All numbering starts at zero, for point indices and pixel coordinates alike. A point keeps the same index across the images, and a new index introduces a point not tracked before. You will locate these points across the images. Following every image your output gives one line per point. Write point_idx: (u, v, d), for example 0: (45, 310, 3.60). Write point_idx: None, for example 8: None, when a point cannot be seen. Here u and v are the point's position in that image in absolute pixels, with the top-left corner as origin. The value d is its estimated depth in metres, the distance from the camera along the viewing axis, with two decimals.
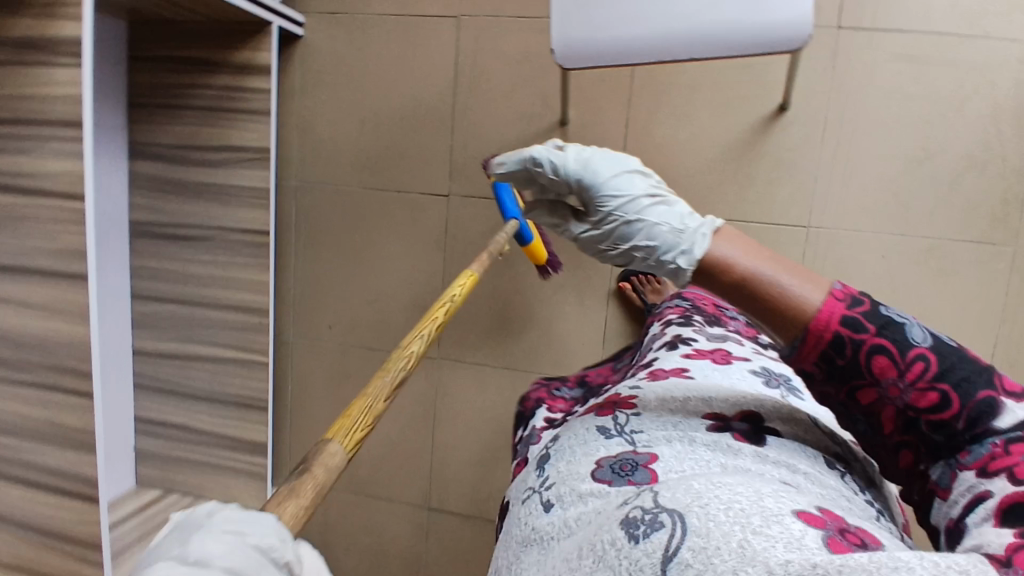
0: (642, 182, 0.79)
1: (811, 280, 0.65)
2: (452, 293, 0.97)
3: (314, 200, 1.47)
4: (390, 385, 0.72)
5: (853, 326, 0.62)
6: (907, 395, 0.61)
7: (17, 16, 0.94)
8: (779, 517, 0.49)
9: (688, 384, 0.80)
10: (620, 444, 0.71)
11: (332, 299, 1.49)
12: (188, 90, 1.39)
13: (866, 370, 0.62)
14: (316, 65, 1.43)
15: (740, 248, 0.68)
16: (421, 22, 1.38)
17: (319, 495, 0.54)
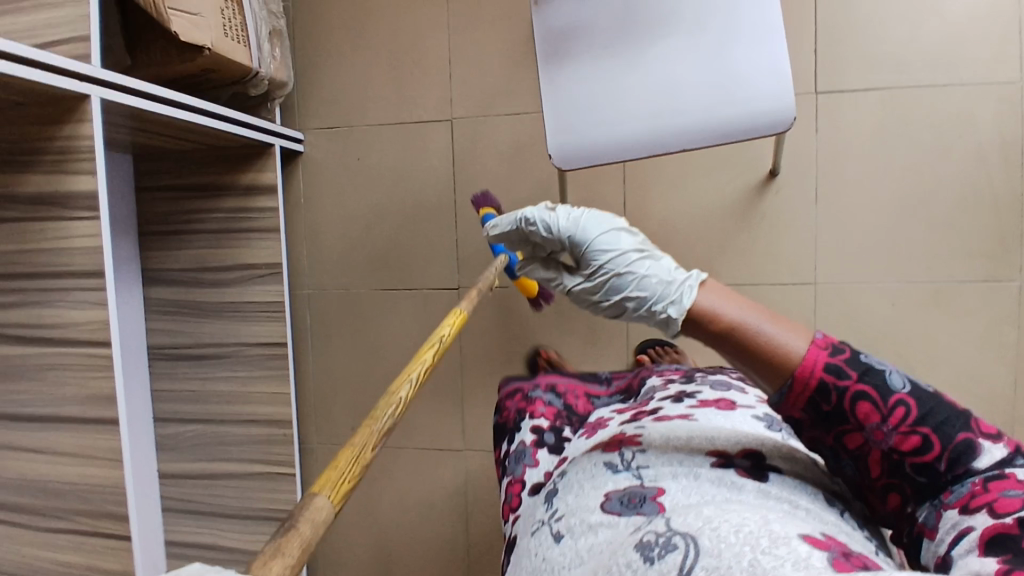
0: (629, 239, 0.82)
1: (796, 329, 0.68)
2: (442, 333, 0.90)
3: (326, 306, 1.50)
4: (379, 433, 0.68)
5: (837, 372, 0.64)
6: (891, 440, 0.62)
7: (33, 176, 0.98)
8: (787, 539, 0.54)
9: (690, 426, 0.83)
10: (628, 478, 0.74)
11: (352, 401, 1.50)
12: (196, 214, 1.41)
13: (852, 416, 0.64)
14: (318, 177, 1.48)
15: (725, 299, 0.72)
16: (415, 127, 1.44)
17: (305, 552, 0.51)
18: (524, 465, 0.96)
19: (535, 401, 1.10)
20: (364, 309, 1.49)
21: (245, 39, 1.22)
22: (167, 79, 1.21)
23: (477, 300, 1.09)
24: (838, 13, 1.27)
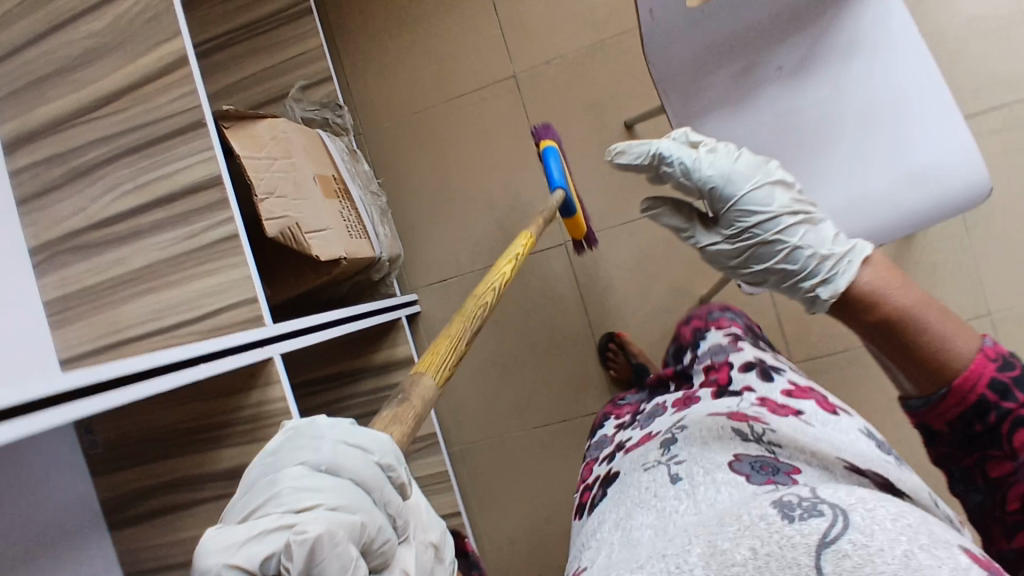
0: (783, 195, 0.85)
1: (963, 326, 0.72)
2: (516, 251, 0.99)
3: (483, 457, 1.44)
4: (469, 332, 0.82)
5: (1008, 398, 0.68)
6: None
7: (226, 448, 0.93)
8: (947, 546, 0.52)
9: (813, 429, 0.83)
10: (759, 450, 0.77)
11: (536, 549, 1.41)
12: (337, 404, 1.35)
13: (1009, 443, 0.69)
14: (442, 332, 1.41)
15: (889, 288, 0.75)
16: (530, 258, 1.38)
17: (418, 420, 0.66)
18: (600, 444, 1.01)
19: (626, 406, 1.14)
20: (521, 452, 1.42)
21: (364, 230, 1.19)
22: (299, 296, 1.18)
23: (540, 229, 1.12)
24: (939, 46, 1.24)
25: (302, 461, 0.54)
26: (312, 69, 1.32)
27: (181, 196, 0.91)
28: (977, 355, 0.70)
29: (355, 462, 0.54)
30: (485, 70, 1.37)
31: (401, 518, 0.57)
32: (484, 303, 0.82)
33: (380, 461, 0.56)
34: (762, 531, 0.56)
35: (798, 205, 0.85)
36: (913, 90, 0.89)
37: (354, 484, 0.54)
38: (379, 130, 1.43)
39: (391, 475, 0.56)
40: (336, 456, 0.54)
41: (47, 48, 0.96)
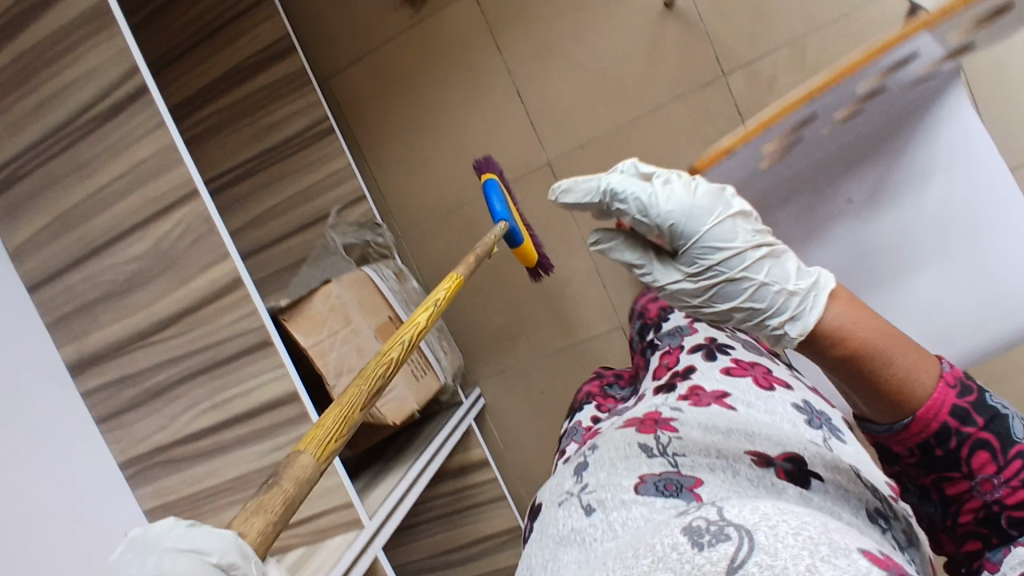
0: (745, 226, 0.68)
1: (925, 355, 0.67)
2: (436, 295, 0.85)
3: None
4: (370, 392, 0.66)
5: (966, 416, 0.65)
6: (998, 491, 0.64)
7: None
8: (845, 550, 0.46)
9: (732, 415, 0.76)
10: (663, 463, 0.68)
11: None
12: (421, 505, 1.39)
13: (966, 462, 0.65)
14: (510, 418, 1.43)
15: (853, 320, 0.66)
16: (588, 340, 1.36)
17: (289, 508, 0.51)
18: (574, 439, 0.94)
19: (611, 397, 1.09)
20: None
21: (428, 364, 1.18)
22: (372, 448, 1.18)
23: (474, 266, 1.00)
24: None
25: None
26: (344, 189, 1.30)
27: (261, 411, 0.92)
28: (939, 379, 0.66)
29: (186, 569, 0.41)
30: (515, 157, 1.32)
31: None
32: (390, 356, 0.68)
33: (222, 563, 0.42)
34: (674, 562, 0.48)
35: (760, 236, 0.69)
36: (997, 197, 0.82)
37: None
38: (414, 228, 1.38)
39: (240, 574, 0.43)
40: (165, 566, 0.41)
41: (88, 273, 0.94)
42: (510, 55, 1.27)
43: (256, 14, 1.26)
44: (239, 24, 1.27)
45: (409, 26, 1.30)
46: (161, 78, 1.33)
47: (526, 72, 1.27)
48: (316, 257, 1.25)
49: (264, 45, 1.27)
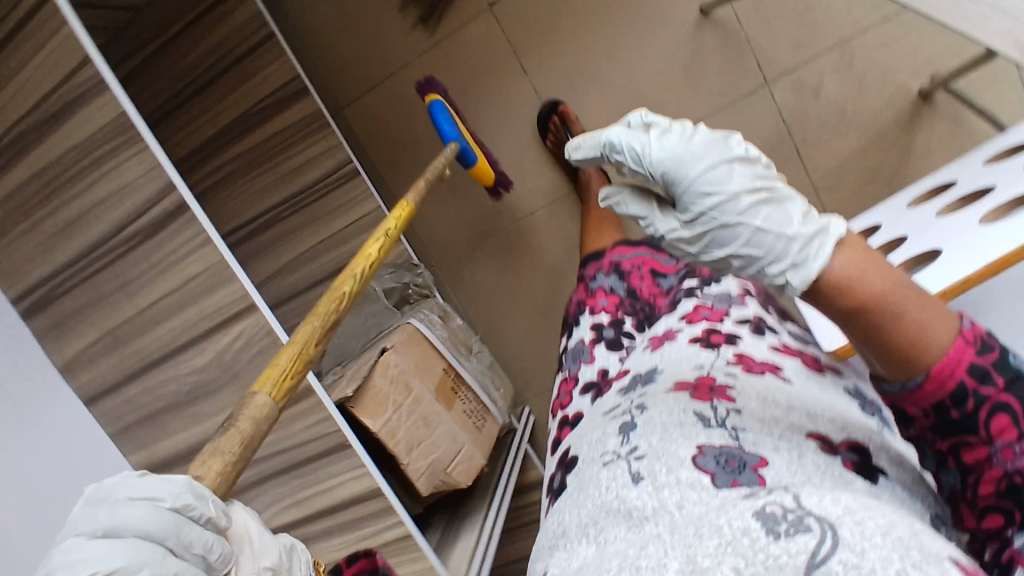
0: (746, 169, 0.62)
1: (946, 310, 0.54)
2: (385, 228, 0.84)
3: None
4: (324, 329, 0.67)
5: (987, 372, 0.51)
6: (1020, 462, 0.50)
7: None
8: (937, 558, 0.42)
9: (789, 390, 0.70)
10: (722, 436, 0.62)
11: None
12: None
13: (983, 426, 0.51)
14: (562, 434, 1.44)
15: (863, 266, 0.56)
16: None
17: (250, 448, 0.54)
18: (581, 362, 0.95)
19: (598, 293, 1.05)
20: None
21: (485, 409, 1.17)
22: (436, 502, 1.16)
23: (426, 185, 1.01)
24: None
25: (74, 534, 0.47)
26: (377, 231, 1.25)
27: (345, 507, 0.92)
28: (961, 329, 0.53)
29: (135, 518, 0.46)
30: (549, 178, 1.27)
31: (215, 550, 0.48)
32: (342, 292, 0.70)
33: (177, 505, 0.47)
34: (745, 549, 0.45)
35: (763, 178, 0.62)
36: None
37: (142, 539, 0.46)
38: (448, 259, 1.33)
39: (197, 514, 0.47)
40: (115, 516, 0.46)
41: (148, 385, 0.91)
42: (538, 75, 1.21)
43: (265, 52, 1.18)
44: (247, 65, 1.20)
45: (427, 48, 1.23)
46: (166, 127, 1.25)
47: (556, 91, 1.21)
48: (359, 302, 1.23)
49: (274, 87, 1.20)
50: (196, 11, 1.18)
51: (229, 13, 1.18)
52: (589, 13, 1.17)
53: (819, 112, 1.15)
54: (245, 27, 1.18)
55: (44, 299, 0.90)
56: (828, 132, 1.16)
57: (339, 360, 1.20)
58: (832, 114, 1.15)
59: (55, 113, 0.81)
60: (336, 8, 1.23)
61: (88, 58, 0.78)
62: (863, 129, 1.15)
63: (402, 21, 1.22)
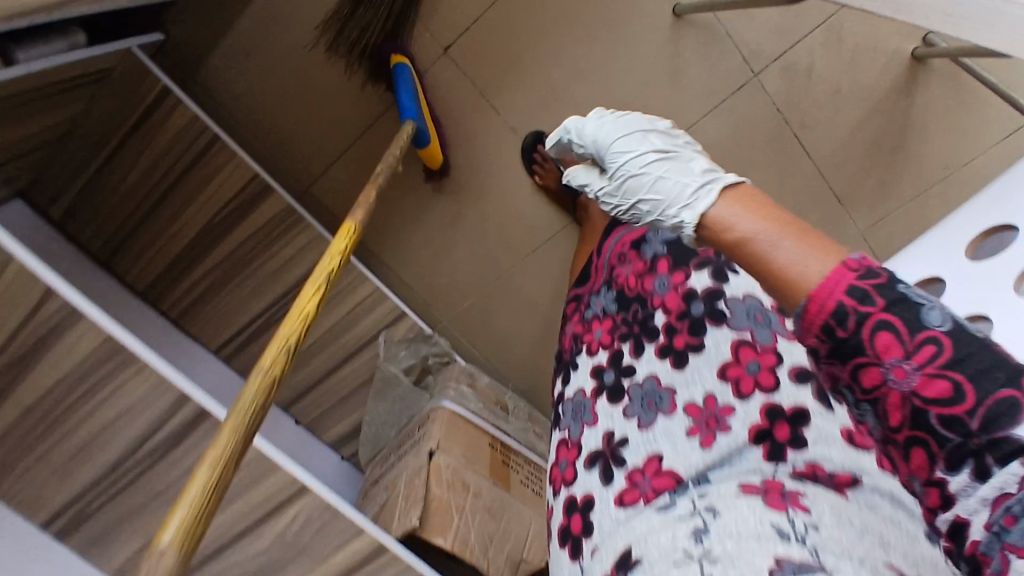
0: (656, 138, 0.78)
1: (829, 243, 0.55)
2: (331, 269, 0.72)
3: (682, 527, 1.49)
4: (240, 440, 0.53)
5: (869, 298, 0.50)
6: (913, 382, 0.49)
7: None
8: None
9: (868, 507, 0.56)
10: (801, 553, 0.48)
11: None
12: None
13: (868, 347, 0.50)
14: None
15: (744, 206, 0.62)
16: None
17: None
18: (584, 424, 0.77)
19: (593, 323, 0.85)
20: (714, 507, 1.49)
21: (536, 467, 1.15)
22: None
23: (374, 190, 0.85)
24: None
25: None
26: (381, 311, 1.18)
27: None
28: (841, 260, 0.53)
29: None
30: (544, 215, 1.18)
31: None
32: (262, 383, 0.57)
33: None
34: None
35: (668, 147, 0.76)
36: None
37: None
38: (454, 313, 1.28)
39: None
40: None
41: None
42: (511, 113, 1.11)
43: (213, 159, 1.07)
44: (197, 174, 1.08)
45: (383, 111, 1.12)
46: (126, 254, 1.14)
47: (535, 126, 1.12)
48: (380, 390, 1.18)
49: (235, 190, 1.09)
50: (125, 128, 1.05)
51: (161, 124, 1.05)
52: (554, 38, 1.07)
53: (814, 93, 1.08)
54: (184, 135, 1.06)
55: (64, 527, 0.82)
56: (824, 113, 1.10)
57: (377, 449, 1.19)
58: (827, 93, 1.08)
59: (27, 350, 0.72)
60: (275, 85, 1.10)
61: (52, 290, 0.69)
62: (860, 103, 1.09)
63: (352, 85, 1.11)
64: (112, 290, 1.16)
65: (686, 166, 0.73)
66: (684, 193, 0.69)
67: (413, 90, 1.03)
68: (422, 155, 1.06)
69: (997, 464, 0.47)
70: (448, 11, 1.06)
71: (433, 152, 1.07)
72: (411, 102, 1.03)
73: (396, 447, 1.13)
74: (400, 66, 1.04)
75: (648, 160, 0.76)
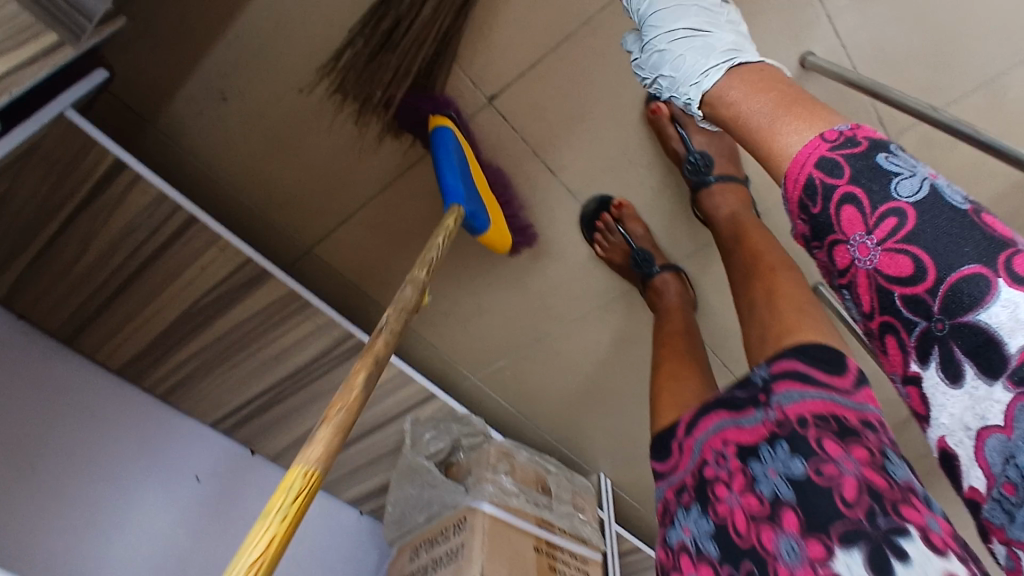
0: (702, 9, 0.70)
1: (823, 115, 0.55)
2: (272, 520, 0.46)
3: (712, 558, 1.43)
4: None
5: (837, 169, 0.51)
6: (875, 259, 0.49)
7: None
8: None
9: None
10: None
11: None
12: None
13: (835, 223, 0.51)
14: (638, 492, 1.33)
15: (756, 89, 0.60)
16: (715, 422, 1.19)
17: None
18: None
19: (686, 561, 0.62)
20: None
21: (581, 557, 1.05)
22: None
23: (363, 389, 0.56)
24: None
25: None
26: (405, 393, 1.00)
27: None
28: (821, 130, 0.53)
29: None
30: (597, 280, 0.99)
31: None
32: None
33: None
34: None
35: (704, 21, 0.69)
36: None
37: None
38: (486, 370, 1.12)
39: None
40: None
41: None
42: (569, 174, 0.87)
43: (189, 243, 0.83)
44: (171, 257, 0.84)
45: (409, 163, 0.87)
46: (94, 334, 0.93)
47: (597, 187, 0.89)
48: (403, 476, 1.06)
49: (219, 276, 0.86)
50: (64, 210, 0.79)
51: (114, 206, 0.79)
52: (633, 88, 0.80)
53: (958, 166, 0.85)
54: (144, 220, 0.80)
55: None
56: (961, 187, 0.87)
57: (403, 530, 1.05)
58: (972, 166, 0.85)
59: None
60: (265, 133, 0.84)
61: None
62: (1004, 177, 0.85)
63: (361, 139, 0.85)
64: (80, 373, 0.97)
65: (711, 43, 0.66)
66: (697, 69, 0.65)
67: (456, 161, 0.78)
68: (481, 241, 0.81)
69: (968, 363, 0.44)
70: (497, 52, 0.78)
71: (493, 236, 0.82)
72: (458, 183, 0.76)
73: (427, 539, 1.00)
74: (441, 128, 0.78)
75: (677, 36, 0.68)
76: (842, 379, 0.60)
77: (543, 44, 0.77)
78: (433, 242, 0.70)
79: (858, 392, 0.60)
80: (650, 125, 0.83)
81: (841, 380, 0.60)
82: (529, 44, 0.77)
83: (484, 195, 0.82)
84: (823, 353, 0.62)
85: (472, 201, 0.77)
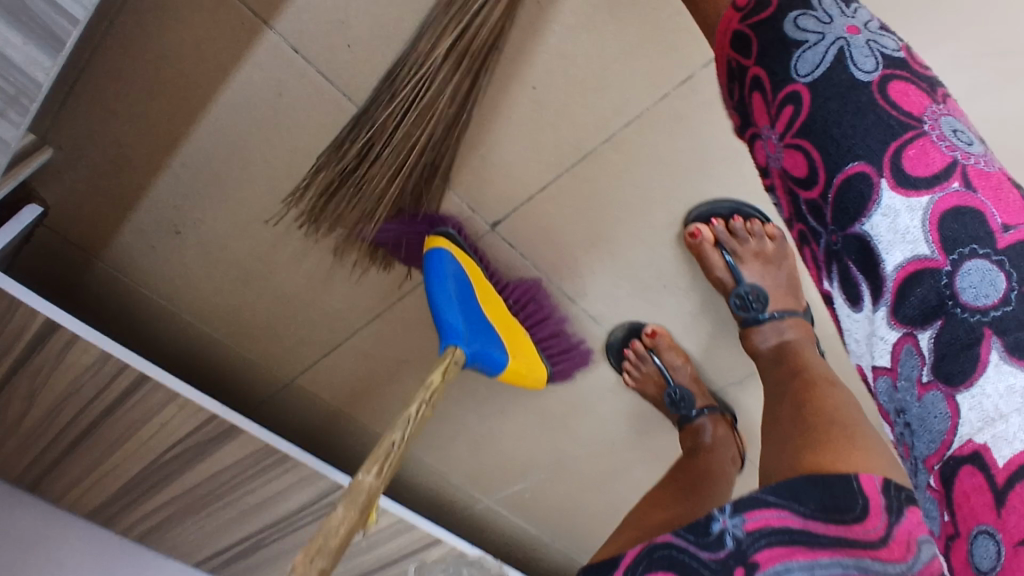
0: None
1: None
2: None
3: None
4: None
5: (746, 47, 0.41)
6: (781, 156, 0.40)
7: None
8: None
9: None
10: None
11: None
12: None
13: (750, 114, 0.42)
14: None
15: None
16: None
17: None
18: None
19: None
20: None
21: None
22: None
23: None
24: None
25: None
26: (407, 538, 0.87)
27: None
28: (734, 2, 0.42)
29: None
30: (629, 408, 0.84)
31: None
32: None
33: None
34: None
35: None
36: None
37: None
38: (501, 494, 0.98)
39: None
40: None
41: None
42: (592, 302, 0.73)
43: (143, 401, 0.71)
44: (125, 415, 0.72)
45: (393, 300, 0.73)
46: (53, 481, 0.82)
47: (627, 313, 0.74)
48: None
49: (182, 431, 0.74)
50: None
51: (52, 366, 0.67)
52: (668, 208, 0.65)
53: None
54: (88, 378, 0.69)
55: None
56: None
57: None
58: None
59: None
60: (227, 268, 0.71)
61: None
62: None
63: (339, 270, 0.71)
64: (38, 516, 0.86)
65: None
66: None
67: (454, 290, 0.63)
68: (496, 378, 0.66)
69: (865, 284, 0.37)
70: (499, 174, 0.64)
71: (512, 372, 0.66)
72: (456, 318, 0.62)
73: None
74: (438, 249, 0.63)
75: None
76: (866, 526, 0.31)
77: (554, 162, 0.63)
78: (399, 425, 0.53)
79: (896, 535, 0.31)
80: (690, 249, 0.67)
81: (864, 528, 0.31)
82: (539, 163, 0.63)
83: (499, 321, 0.67)
84: (822, 481, 0.34)
85: (477, 337, 0.63)
